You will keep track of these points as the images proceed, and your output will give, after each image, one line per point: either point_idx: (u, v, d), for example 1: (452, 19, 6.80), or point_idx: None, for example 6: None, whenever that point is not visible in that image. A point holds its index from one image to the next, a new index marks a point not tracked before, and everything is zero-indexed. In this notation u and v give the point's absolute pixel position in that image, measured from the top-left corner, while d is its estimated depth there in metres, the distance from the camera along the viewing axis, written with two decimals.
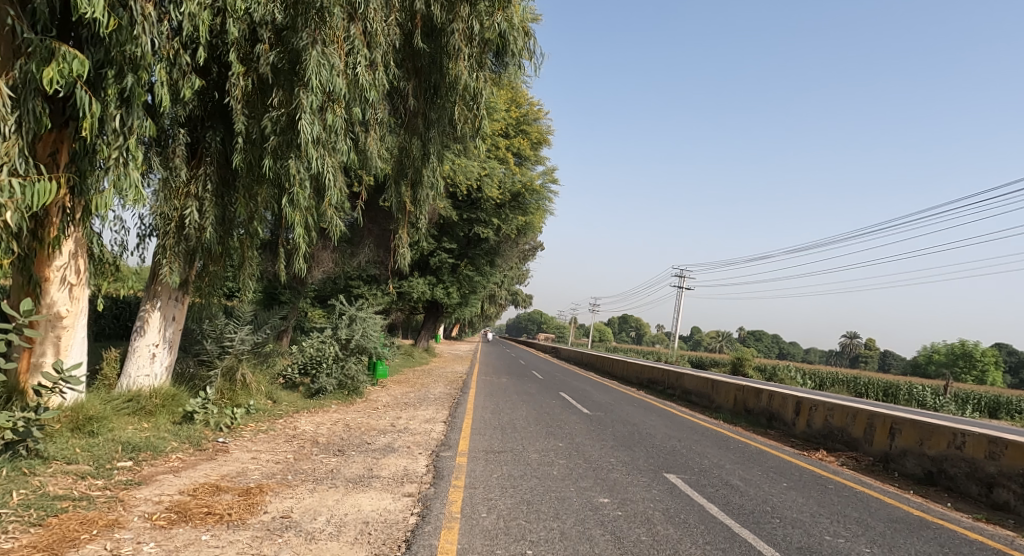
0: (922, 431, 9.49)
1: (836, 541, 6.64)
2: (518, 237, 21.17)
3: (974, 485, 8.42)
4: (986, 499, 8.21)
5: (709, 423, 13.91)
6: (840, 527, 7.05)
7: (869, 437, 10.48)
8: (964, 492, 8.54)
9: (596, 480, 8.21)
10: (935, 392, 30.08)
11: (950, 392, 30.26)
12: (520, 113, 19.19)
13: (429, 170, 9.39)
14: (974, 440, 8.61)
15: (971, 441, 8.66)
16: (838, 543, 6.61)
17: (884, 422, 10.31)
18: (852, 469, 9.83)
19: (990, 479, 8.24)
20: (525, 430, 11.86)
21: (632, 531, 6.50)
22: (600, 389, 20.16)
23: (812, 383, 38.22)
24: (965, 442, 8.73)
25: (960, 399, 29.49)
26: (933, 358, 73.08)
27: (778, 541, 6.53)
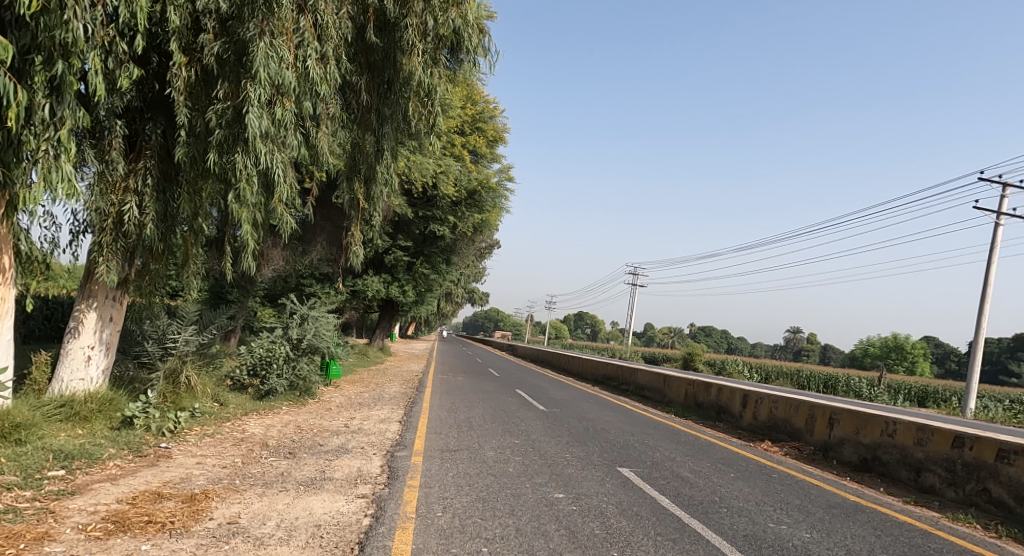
0: (859, 420, 9.75)
1: (779, 528, 6.75)
2: (475, 234, 21.07)
3: (903, 470, 8.73)
4: (915, 483, 8.52)
5: (659, 417, 14.08)
6: (783, 514, 7.20)
7: (810, 428, 10.74)
8: (895, 477, 8.85)
9: (552, 476, 8.20)
10: (870, 383, 31.24)
11: (884, 381, 31.47)
12: (476, 110, 19.11)
13: (384, 167, 9.32)
14: (904, 428, 8.88)
15: (901, 428, 8.94)
16: (781, 530, 6.72)
17: (823, 413, 10.57)
18: (794, 458, 10.07)
19: (919, 464, 8.55)
20: (481, 428, 11.80)
21: (585, 525, 6.51)
22: (555, 386, 20.28)
23: (758, 376, 39.21)
24: (896, 430, 9.02)
25: (893, 391, 30.67)
26: (871, 351, 75.71)
27: (725, 530, 6.62)
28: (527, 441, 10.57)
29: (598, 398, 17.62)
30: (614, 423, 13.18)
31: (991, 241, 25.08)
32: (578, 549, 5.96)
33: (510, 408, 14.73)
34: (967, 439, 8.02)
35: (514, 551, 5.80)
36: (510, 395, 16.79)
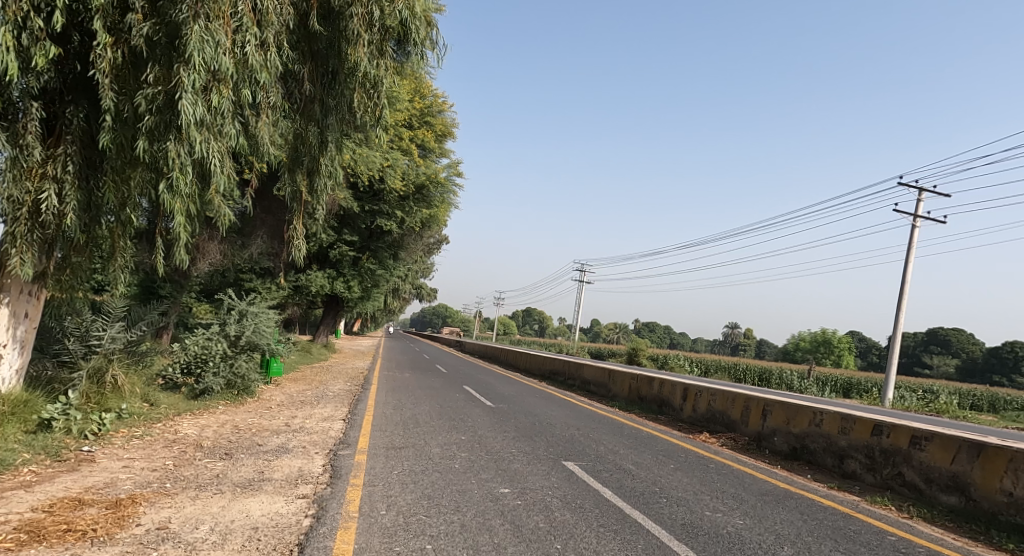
0: (789, 411, 10.01)
1: (715, 516, 6.89)
2: (423, 229, 20.81)
3: (829, 457, 9.04)
4: (838, 469, 8.85)
5: (604, 411, 14.20)
6: (718, 502, 7.35)
7: (745, 419, 10.98)
8: (821, 464, 9.15)
9: (497, 471, 8.14)
10: (801, 375, 32.41)
11: (813, 374, 32.71)
12: (424, 104, 18.86)
13: (327, 159, 9.08)
14: (830, 418, 9.19)
15: (827, 418, 9.25)
16: (717, 517, 6.86)
17: (757, 404, 10.82)
18: (730, 448, 10.29)
19: (842, 451, 8.87)
20: (426, 424, 11.65)
21: (530, 519, 6.47)
22: (502, 381, 20.27)
23: (698, 369, 40.18)
24: (822, 419, 9.31)
25: (822, 383, 31.88)
26: (803, 345, 78.47)
27: (664, 519, 6.71)
28: (472, 437, 10.48)
29: (544, 393, 17.67)
30: (560, 418, 13.22)
31: (910, 241, 26.38)
32: (523, 543, 5.91)
33: (457, 405, 14.62)
34: (886, 426, 8.37)
35: (458, 547, 5.71)
36: (457, 392, 16.68)
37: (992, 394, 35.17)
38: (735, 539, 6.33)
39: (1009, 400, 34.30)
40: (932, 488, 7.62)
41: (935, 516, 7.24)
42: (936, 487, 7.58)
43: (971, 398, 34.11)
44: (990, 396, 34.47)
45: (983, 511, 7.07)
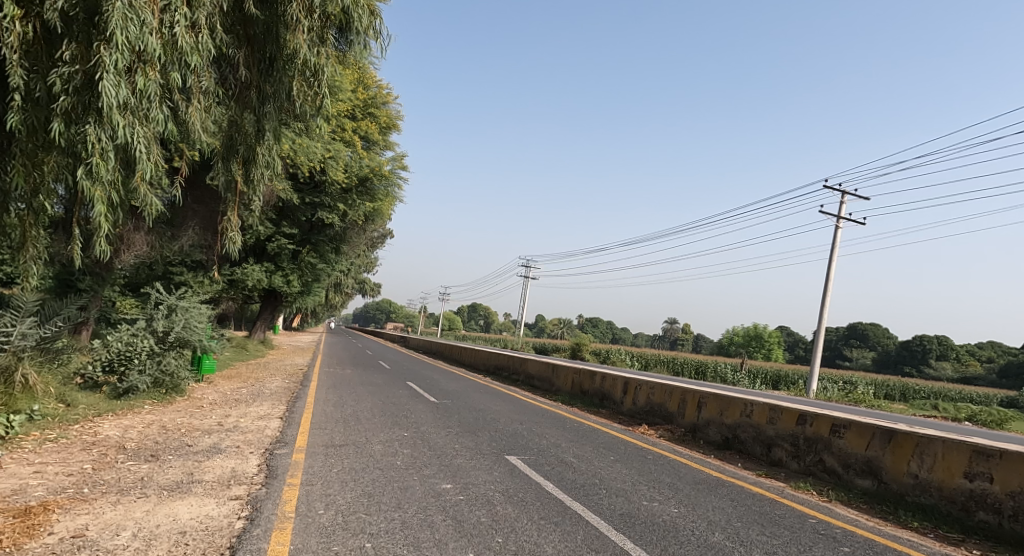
0: (722, 403, 10.21)
1: (651, 505, 7.05)
2: (366, 223, 20.40)
3: (758, 446, 9.25)
4: (765, 457, 9.07)
5: (547, 405, 14.22)
6: (655, 492, 7.50)
7: (681, 411, 11.14)
8: (750, 453, 9.36)
9: (440, 467, 8.00)
10: (734, 368, 33.41)
11: (746, 367, 33.77)
12: (368, 95, 18.45)
13: (264, 149, 8.74)
14: (759, 409, 9.41)
15: (757, 409, 9.47)
16: (653, 507, 7.01)
17: (693, 397, 10.99)
18: (667, 440, 10.44)
19: (769, 440, 9.09)
20: (368, 421, 11.41)
21: (472, 514, 6.40)
22: (446, 377, 20.11)
23: (639, 363, 40.93)
24: (753, 410, 9.53)
25: (752, 376, 32.92)
26: (737, 340, 80.78)
27: (603, 510, 6.81)
28: (415, 433, 10.30)
29: (488, 388, 17.60)
30: (504, 412, 13.15)
31: (835, 241, 27.52)
32: (465, 538, 5.85)
33: (400, 401, 14.39)
34: (810, 416, 8.63)
35: (398, 545, 5.59)
36: (400, 388, 16.44)
37: (902, 384, 37.16)
38: (670, 527, 6.48)
39: (918, 390, 36.36)
40: (849, 473, 7.93)
41: (851, 498, 7.55)
42: (852, 471, 7.89)
43: (885, 388, 35.91)
44: (899, 386, 36.43)
45: (892, 492, 7.41)
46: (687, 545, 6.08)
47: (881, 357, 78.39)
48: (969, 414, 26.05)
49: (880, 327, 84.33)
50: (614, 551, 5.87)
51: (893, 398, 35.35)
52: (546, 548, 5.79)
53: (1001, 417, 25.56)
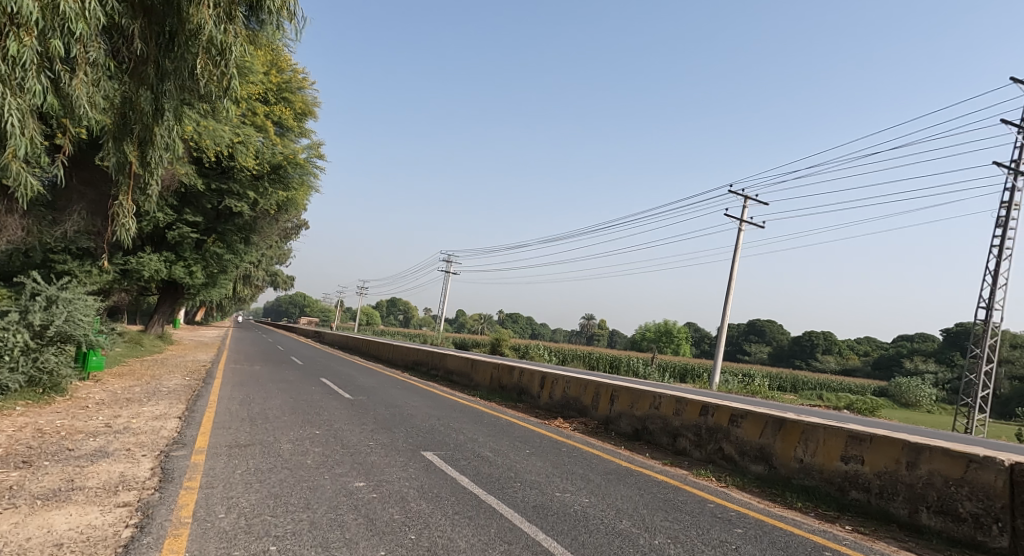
0: (633, 395, 10.29)
1: (564, 496, 6.97)
2: (279, 212, 19.54)
3: (664, 436, 9.36)
4: (671, 446, 9.19)
5: (465, 401, 14.00)
6: (568, 483, 7.43)
7: (596, 404, 11.18)
8: (657, 442, 9.47)
9: (352, 465, 7.64)
10: (645, 363, 34.35)
11: (656, 361, 34.80)
12: (282, 79, 17.62)
13: (164, 130, 8.09)
14: (667, 401, 9.54)
15: (665, 401, 9.59)
16: (565, 497, 6.94)
17: (607, 390, 11.03)
18: (580, 432, 10.44)
19: (675, 430, 9.21)
20: (276, 419, 10.86)
21: (385, 511, 6.20)
22: (362, 373, 19.57)
23: (557, 358, 41.43)
24: (661, 403, 9.65)
25: (661, 370, 33.87)
26: (649, 335, 83.21)
27: (517, 503, 6.68)
28: (327, 431, 9.86)
29: (405, 384, 17.22)
30: (421, 408, 12.83)
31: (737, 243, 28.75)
32: (376, 536, 5.67)
33: (312, 398, 13.83)
34: (712, 407, 8.78)
35: (305, 549, 5.36)
36: (313, 384, 15.84)
37: (794, 377, 39.33)
38: (580, 517, 6.42)
39: (808, 382, 38.63)
40: (744, 459, 8.11)
41: (745, 483, 7.74)
42: (747, 458, 8.08)
43: (779, 380, 37.92)
44: (792, 378, 38.54)
45: (781, 476, 7.64)
46: (597, 534, 6.03)
47: (779, 351, 82.71)
48: (847, 403, 27.96)
49: (775, 323, 89.08)
50: (527, 543, 5.78)
51: (785, 389, 37.37)
52: (459, 544, 5.66)
53: (873, 405, 27.64)
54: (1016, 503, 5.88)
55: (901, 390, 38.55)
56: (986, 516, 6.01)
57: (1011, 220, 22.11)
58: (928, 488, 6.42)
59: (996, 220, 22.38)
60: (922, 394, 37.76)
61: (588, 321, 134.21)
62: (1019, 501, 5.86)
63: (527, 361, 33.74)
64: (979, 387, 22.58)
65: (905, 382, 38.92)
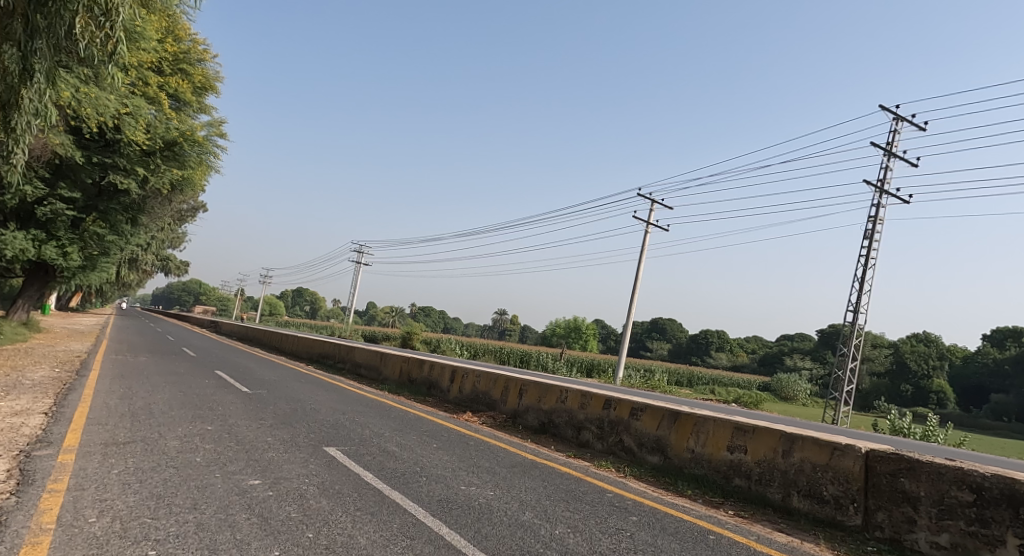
0: (541, 389, 10.10)
1: (469, 489, 6.66)
2: (171, 192, 18.22)
3: (569, 429, 9.23)
4: (575, 439, 9.06)
5: (373, 395, 13.45)
6: (474, 477, 7.13)
7: (504, 398, 10.93)
8: (563, 435, 9.32)
9: (248, 462, 7.06)
10: (553, 358, 34.66)
11: (563, 356, 35.18)
12: (179, 48, 16.36)
13: (33, 94, 7.13)
14: (573, 394, 9.40)
15: (571, 395, 9.45)
16: (470, 491, 6.63)
17: (516, 384, 10.80)
18: (488, 426, 10.16)
19: (579, 423, 9.08)
20: (162, 415, 9.99)
21: (281, 510, 5.77)
22: (263, 365, 18.57)
23: (467, 352, 41.20)
24: (567, 396, 9.50)
25: (568, 365, 34.19)
26: (558, 331, 84.28)
27: (422, 497, 6.32)
28: (220, 426, 9.11)
29: (309, 377, 16.45)
30: (324, 402, 12.20)
31: (642, 243, 29.41)
32: (270, 536, 5.30)
33: (205, 391, 12.90)
34: (615, 400, 8.70)
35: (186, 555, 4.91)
36: (207, 377, 14.84)
37: (689, 372, 40.81)
38: (484, 509, 6.14)
39: (701, 377, 40.21)
40: (642, 451, 8.07)
41: (642, 473, 7.70)
42: (645, 449, 8.03)
43: (676, 375, 39.26)
44: (687, 373, 39.97)
45: (674, 466, 7.61)
46: (499, 526, 5.76)
47: (678, 348, 85.90)
48: (735, 396, 29.26)
49: (675, 321, 92.47)
50: (430, 538, 5.48)
51: (682, 384, 38.71)
52: (358, 541, 5.33)
53: (757, 399, 29.12)
54: (869, 485, 6.09)
55: (781, 385, 40.83)
56: (845, 498, 6.20)
57: (876, 232, 23.57)
58: (799, 474, 6.54)
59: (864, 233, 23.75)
60: (798, 389, 40.17)
61: (499, 316, 134.59)
62: (872, 483, 6.07)
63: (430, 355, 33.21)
64: (845, 382, 23.99)
65: (785, 378, 41.25)
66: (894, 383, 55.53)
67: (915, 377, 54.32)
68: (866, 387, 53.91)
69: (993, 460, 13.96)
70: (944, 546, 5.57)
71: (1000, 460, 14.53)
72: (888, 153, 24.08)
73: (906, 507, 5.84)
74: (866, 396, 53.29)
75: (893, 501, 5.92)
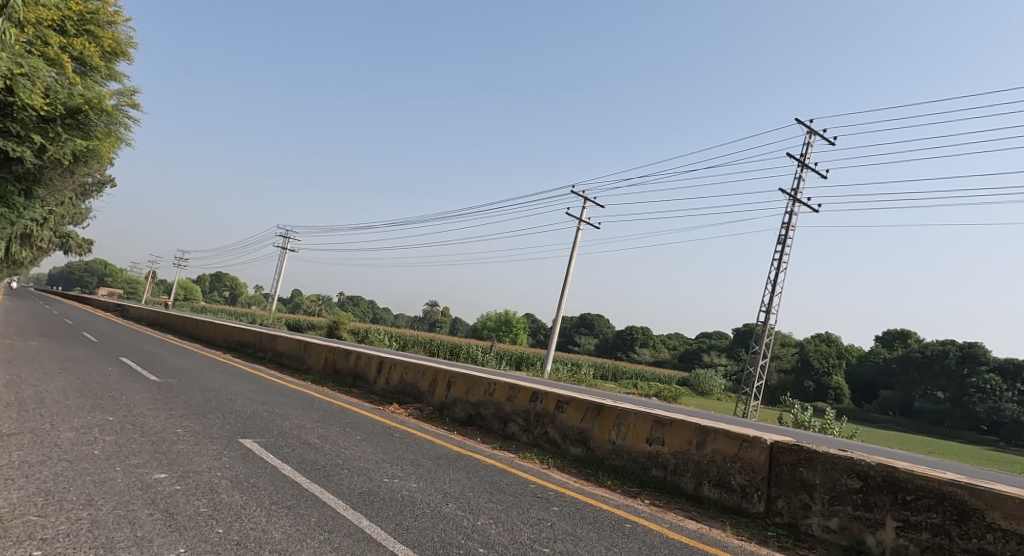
0: (469, 381, 9.76)
1: (392, 482, 6.26)
2: (73, 163, 16.87)
3: (496, 421, 8.93)
4: (501, 432, 8.77)
5: (295, 385, 12.80)
6: (397, 468, 6.73)
7: (432, 390, 10.55)
8: (489, 428, 9.02)
9: (153, 455, 6.43)
10: (483, 351, 34.50)
11: (492, 349, 34.98)
12: (86, 8, 15.09)
13: None
14: (500, 387, 9.11)
15: (498, 387, 9.15)
16: (393, 483, 6.23)
17: (444, 376, 10.43)
18: (414, 418, 9.76)
19: (506, 416, 8.80)
20: (56, 405, 9.11)
21: (188, 505, 5.25)
22: (176, 353, 17.48)
23: (396, 343, 40.45)
24: (495, 389, 9.20)
25: (497, 359, 33.95)
26: (488, 324, 84.07)
27: (342, 490, 5.88)
28: (123, 417, 8.35)
29: (227, 366, 15.58)
30: (242, 392, 11.49)
31: (573, 239, 29.49)
32: (175, 532, 4.80)
33: (108, 380, 11.95)
34: (542, 393, 8.46)
35: None
36: (111, 364, 13.80)
37: (613, 366, 41.39)
38: (407, 502, 5.75)
39: (625, 371, 40.85)
40: (565, 442, 7.86)
41: (564, 465, 7.48)
42: (568, 441, 7.83)
43: (601, 369, 39.74)
44: (612, 367, 40.50)
45: (596, 458, 7.43)
46: (421, 518, 5.40)
47: (604, 343, 87.36)
48: (656, 391, 29.81)
49: (602, 317, 94.14)
50: (349, 531, 5.06)
51: (607, 377, 39.23)
52: (273, 535, 4.88)
53: (677, 393, 29.76)
54: (771, 474, 6.03)
55: (698, 380, 42.02)
56: (750, 486, 6.13)
57: (788, 237, 24.39)
58: (710, 465, 6.43)
59: (778, 237, 24.51)
60: (714, 384, 41.45)
61: (428, 307, 133.29)
62: (774, 473, 6.01)
63: (355, 346, 32.29)
64: (756, 378, 24.73)
65: (703, 373, 42.41)
66: (798, 380, 58.27)
67: (816, 375, 57.40)
68: (775, 383, 56.15)
69: (890, 453, 14.53)
70: (833, 530, 5.57)
71: (896, 453, 15.18)
72: (801, 164, 25.01)
73: (803, 494, 5.82)
74: (773, 391, 55.60)
75: (792, 489, 5.88)
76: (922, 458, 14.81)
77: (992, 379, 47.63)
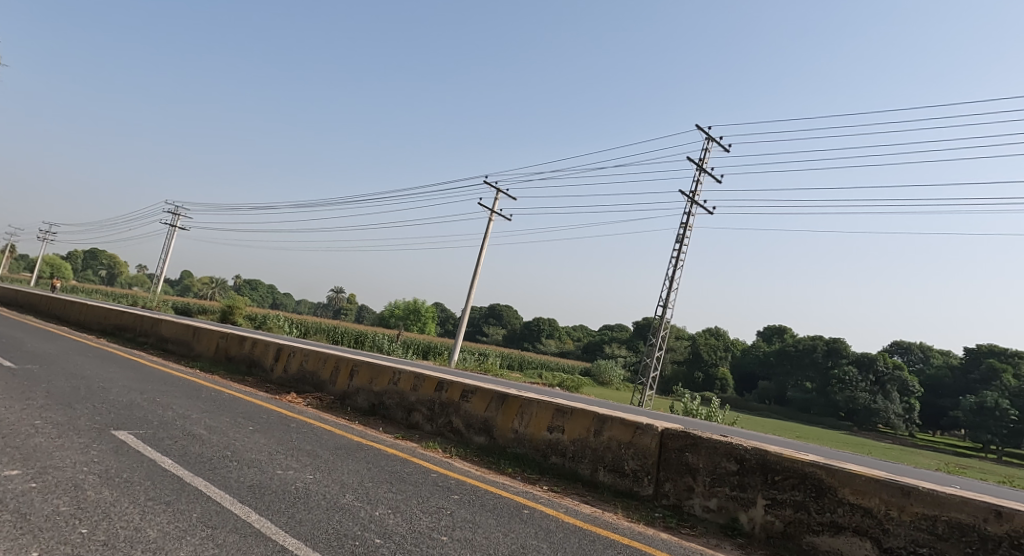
0: (374, 369, 9.02)
1: (286, 474, 5.50)
2: None
3: (400, 410, 8.25)
4: (404, 422, 8.10)
5: (181, 373, 11.59)
6: (292, 460, 5.96)
7: (334, 379, 9.71)
8: (393, 417, 8.32)
9: (2, 449, 5.36)
10: (389, 339, 33.60)
11: (397, 338, 33.93)
12: None
13: None
14: (405, 375, 8.44)
15: (404, 375, 8.48)
16: (288, 475, 5.48)
17: (347, 364, 9.63)
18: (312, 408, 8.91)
19: (410, 405, 8.14)
20: None
21: (45, 504, 4.32)
22: (39, 337, 15.58)
23: (297, 331, 38.62)
24: (400, 377, 8.51)
25: (404, 348, 32.91)
26: (395, 312, 82.30)
27: (229, 483, 5.08)
28: None
29: (101, 352, 14.00)
30: (118, 380, 10.22)
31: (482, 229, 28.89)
32: (26, 535, 3.91)
33: None
34: (447, 382, 7.86)
35: None
36: None
37: (519, 357, 41.24)
38: (302, 494, 5.02)
39: (530, 361, 40.80)
40: (469, 431, 7.30)
41: (467, 454, 6.91)
42: (472, 431, 7.28)
43: (507, 359, 39.49)
44: (517, 358, 40.30)
45: (499, 447, 6.92)
46: (316, 511, 4.69)
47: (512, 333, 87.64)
48: (558, 381, 29.72)
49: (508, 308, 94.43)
50: (236, 526, 4.31)
51: (513, 367, 39.05)
52: (146, 533, 4.07)
53: (579, 383, 29.84)
54: (661, 459, 5.70)
55: (600, 370, 42.51)
56: (641, 471, 5.79)
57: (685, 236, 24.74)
58: (606, 451, 6.06)
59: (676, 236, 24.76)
60: (614, 374, 42.12)
61: (331, 294, 129.01)
62: (664, 458, 5.69)
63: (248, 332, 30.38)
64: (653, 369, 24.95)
65: (603, 364, 42.96)
66: (689, 370, 60.43)
67: (705, 366, 59.94)
68: (669, 373, 57.92)
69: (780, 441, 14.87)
70: (712, 510, 5.30)
71: (787, 442, 15.57)
72: (699, 165, 25.42)
73: (687, 477, 5.51)
74: (668, 380, 57.31)
75: (678, 473, 5.57)
76: (804, 445, 15.26)
77: (849, 369, 50.87)
